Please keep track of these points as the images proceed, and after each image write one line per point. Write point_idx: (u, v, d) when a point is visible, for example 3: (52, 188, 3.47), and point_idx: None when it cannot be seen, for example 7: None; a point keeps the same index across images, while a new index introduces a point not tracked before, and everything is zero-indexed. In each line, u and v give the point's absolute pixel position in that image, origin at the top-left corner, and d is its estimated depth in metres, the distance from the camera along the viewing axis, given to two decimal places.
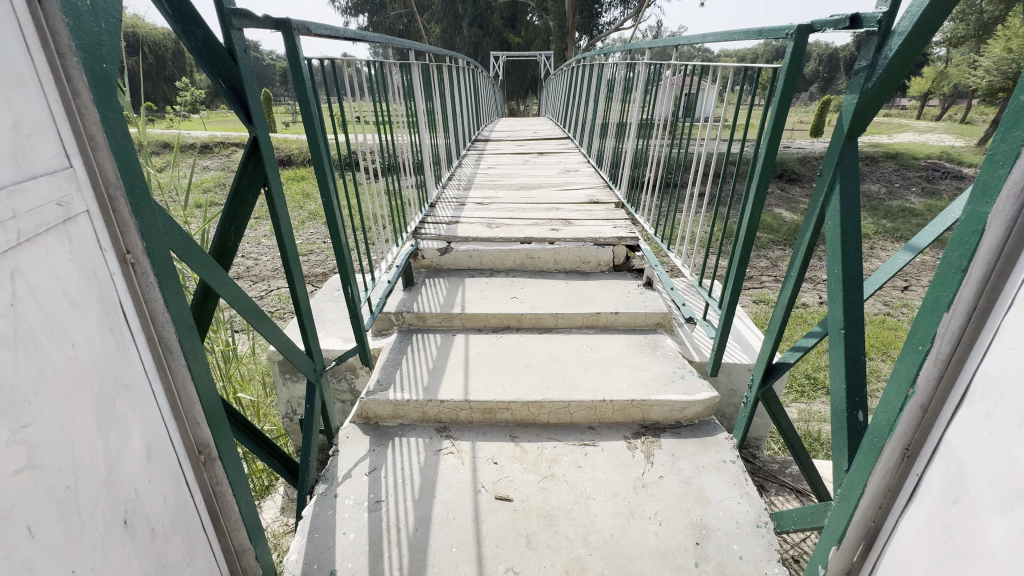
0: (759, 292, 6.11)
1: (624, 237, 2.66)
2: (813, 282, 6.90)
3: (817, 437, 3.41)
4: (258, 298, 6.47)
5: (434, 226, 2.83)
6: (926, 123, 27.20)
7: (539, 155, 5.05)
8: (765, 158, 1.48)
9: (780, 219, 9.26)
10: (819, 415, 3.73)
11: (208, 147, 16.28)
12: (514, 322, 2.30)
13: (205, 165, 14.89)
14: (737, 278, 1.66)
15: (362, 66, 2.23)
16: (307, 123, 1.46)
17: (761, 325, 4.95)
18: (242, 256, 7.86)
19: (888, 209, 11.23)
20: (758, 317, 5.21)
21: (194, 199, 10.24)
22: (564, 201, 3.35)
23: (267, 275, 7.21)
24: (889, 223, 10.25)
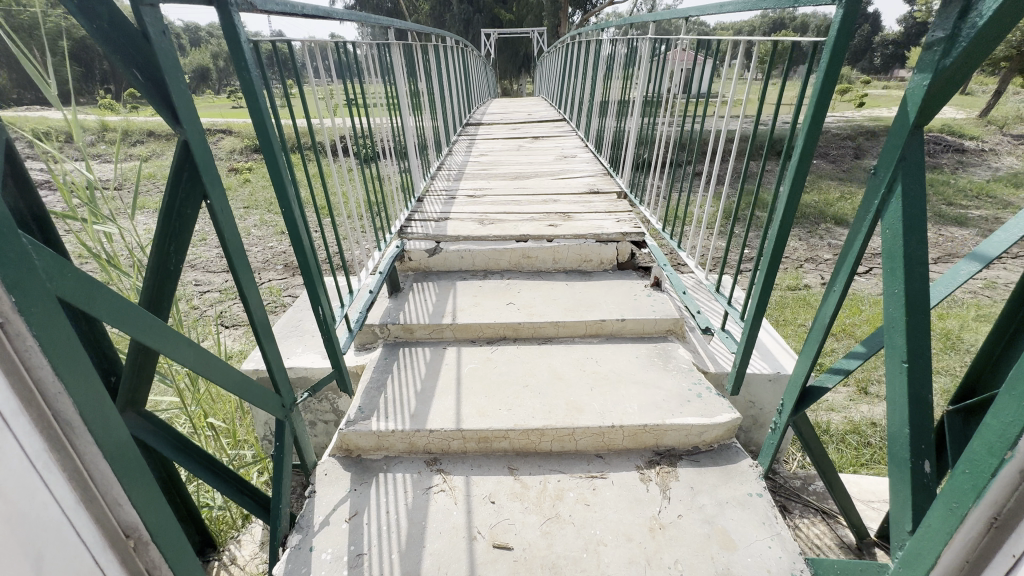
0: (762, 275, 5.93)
1: (628, 233, 2.44)
2: (815, 262, 6.75)
3: (827, 429, 3.28)
4: None
5: (421, 224, 2.60)
6: (925, 95, 26.78)
7: (534, 140, 4.78)
8: (801, 151, 1.26)
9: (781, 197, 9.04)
10: (827, 405, 3.59)
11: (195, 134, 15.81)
12: (510, 332, 2.09)
13: None
14: (765, 287, 1.45)
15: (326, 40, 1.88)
16: (258, 122, 1.23)
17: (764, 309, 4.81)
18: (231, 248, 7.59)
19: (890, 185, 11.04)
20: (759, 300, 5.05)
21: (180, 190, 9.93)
22: (561, 192, 3.11)
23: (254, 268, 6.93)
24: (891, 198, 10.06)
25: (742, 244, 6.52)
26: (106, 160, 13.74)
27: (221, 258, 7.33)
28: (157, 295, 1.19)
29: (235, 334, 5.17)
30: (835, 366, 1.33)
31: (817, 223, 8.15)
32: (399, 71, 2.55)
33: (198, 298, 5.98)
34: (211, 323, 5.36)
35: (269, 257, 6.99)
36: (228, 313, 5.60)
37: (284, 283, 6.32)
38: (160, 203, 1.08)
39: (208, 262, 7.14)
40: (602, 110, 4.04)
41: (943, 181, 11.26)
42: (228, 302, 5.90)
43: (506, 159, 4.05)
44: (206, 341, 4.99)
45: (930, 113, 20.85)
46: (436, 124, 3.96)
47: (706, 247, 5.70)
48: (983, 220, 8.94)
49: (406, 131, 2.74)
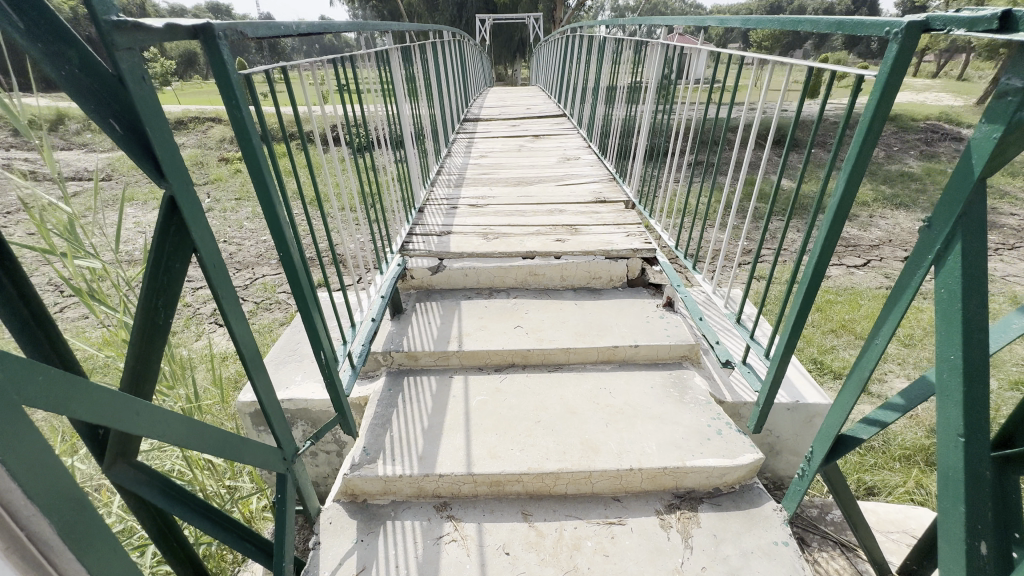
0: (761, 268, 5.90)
1: (639, 250, 2.35)
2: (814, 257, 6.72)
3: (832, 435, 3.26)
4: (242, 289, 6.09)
5: (423, 240, 2.50)
6: (921, 81, 26.66)
7: (534, 138, 4.66)
8: (842, 191, 1.16)
9: (780, 187, 8.99)
10: None
11: (183, 122, 15.44)
12: (519, 359, 2.01)
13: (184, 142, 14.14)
14: (796, 326, 1.38)
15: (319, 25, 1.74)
16: (250, 160, 1.11)
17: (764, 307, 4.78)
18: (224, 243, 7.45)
19: (886, 173, 11.03)
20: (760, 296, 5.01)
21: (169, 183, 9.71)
22: (567, 200, 3.02)
23: (249, 263, 6.80)
24: (889, 189, 10.01)
25: (740, 238, 6.49)
26: (94, 148, 13.41)
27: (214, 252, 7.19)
28: (147, 348, 1.10)
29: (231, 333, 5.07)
30: (870, 417, 1.26)
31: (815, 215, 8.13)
32: (392, 56, 2.42)
33: (192, 295, 5.86)
34: (206, 322, 5.26)
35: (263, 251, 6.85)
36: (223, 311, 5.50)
37: (280, 279, 6.21)
38: (145, 259, 0.98)
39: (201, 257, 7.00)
40: (608, 97, 3.83)
41: (938, 171, 11.29)
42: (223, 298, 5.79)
43: (508, 161, 3.94)
44: (202, 341, 4.89)
45: (925, 101, 20.86)
46: (435, 123, 3.87)
47: (706, 242, 5.64)
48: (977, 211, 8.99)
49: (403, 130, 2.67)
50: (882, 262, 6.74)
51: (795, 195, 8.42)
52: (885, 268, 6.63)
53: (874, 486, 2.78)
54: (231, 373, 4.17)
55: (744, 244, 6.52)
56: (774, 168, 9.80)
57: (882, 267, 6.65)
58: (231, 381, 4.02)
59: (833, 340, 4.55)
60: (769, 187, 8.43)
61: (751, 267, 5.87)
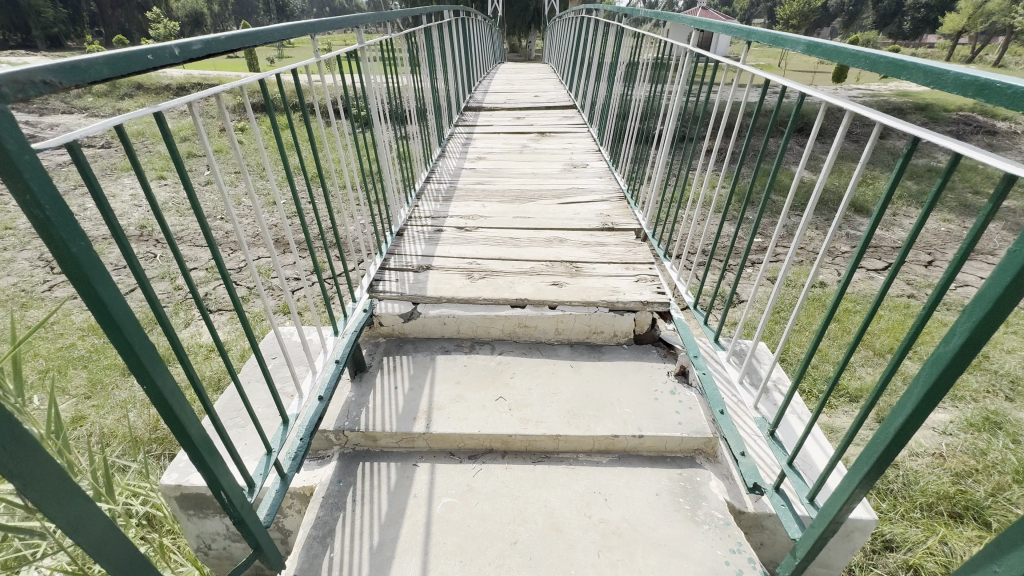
0: (777, 270, 5.50)
1: (650, 303, 1.98)
2: (833, 259, 6.32)
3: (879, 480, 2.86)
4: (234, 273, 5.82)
5: (397, 277, 2.13)
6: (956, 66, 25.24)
7: (540, 136, 4.24)
8: (967, 339, 0.77)
9: (801, 178, 8.47)
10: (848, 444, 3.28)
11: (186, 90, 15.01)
12: (499, 444, 1.67)
13: (184, 110, 13.66)
14: (860, 487, 1.01)
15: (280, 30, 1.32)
16: (78, 282, 0.74)
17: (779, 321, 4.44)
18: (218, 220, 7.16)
19: (913, 164, 10.43)
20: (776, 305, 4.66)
21: (166, 154, 9.40)
22: (568, 223, 2.63)
23: (244, 243, 6.53)
24: (915, 183, 9.45)
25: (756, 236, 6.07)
26: (95, 112, 13.04)
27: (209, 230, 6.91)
28: None
29: (219, 322, 4.82)
30: None
31: (836, 211, 7.65)
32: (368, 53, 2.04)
33: (183, 277, 5.62)
34: (195, 309, 5.03)
35: (257, 231, 6.54)
36: (214, 296, 5.26)
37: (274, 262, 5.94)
38: None
39: (195, 234, 6.72)
40: (627, 74, 3.33)
41: (969, 163, 10.67)
42: (214, 282, 5.53)
43: (507, 165, 3.54)
44: (188, 331, 4.67)
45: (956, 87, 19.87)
46: (428, 115, 3.51)
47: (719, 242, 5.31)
48: (1008, 212, 8.48)
49: (386, 111, 2.72)
50: (905, 267, 6.33)
51: (817, 188, 7.91)
52: (908, 272, 6.21)
53: (892, 540, 2.22)
54: (213, 372, 3.93)
55: (758, 241, 6.10)
56: (795, 156, 9.23)
57: (904, 271, 6.23)
58: (213, 382, 3.78)
59: (849, 356, 4.19)
60: (788, 179, 7.97)
61: (765, 267, 5.47)
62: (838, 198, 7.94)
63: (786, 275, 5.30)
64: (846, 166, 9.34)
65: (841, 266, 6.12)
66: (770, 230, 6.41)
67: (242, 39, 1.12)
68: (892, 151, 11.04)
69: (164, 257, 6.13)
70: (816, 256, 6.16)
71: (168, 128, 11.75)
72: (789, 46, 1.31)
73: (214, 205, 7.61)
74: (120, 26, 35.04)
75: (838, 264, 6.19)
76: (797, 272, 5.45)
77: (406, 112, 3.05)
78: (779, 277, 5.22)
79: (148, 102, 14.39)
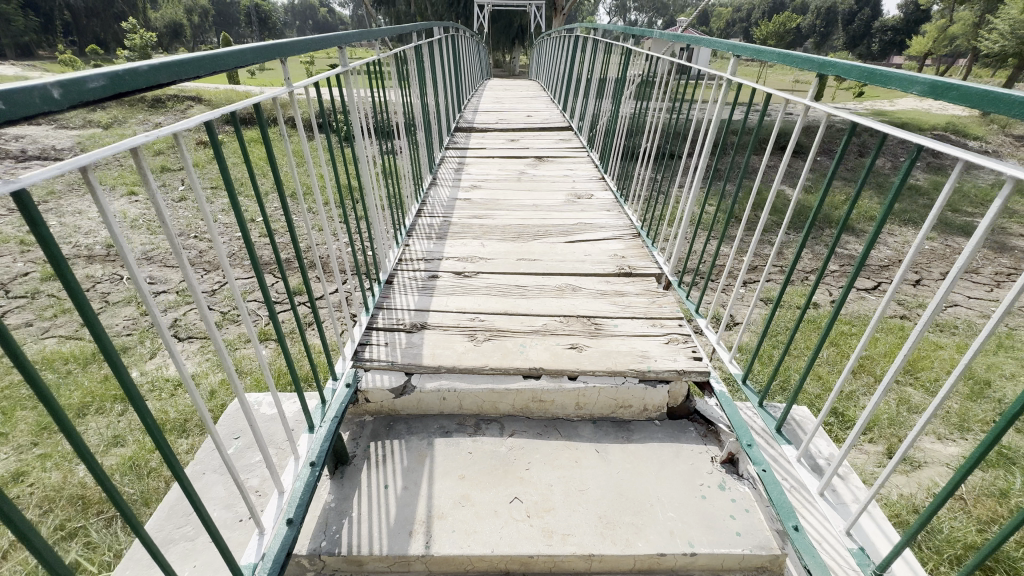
0: (775, 293, 5.33)
1: (687, 373, 1.68)
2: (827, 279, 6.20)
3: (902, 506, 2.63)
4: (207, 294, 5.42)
5: (387, 340, 1.80)
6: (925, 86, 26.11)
7: (537, 161, 3.99)
8: None
9: (788, 195, 8.41)
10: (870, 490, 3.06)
11: (161, 100, 14.52)
12: (516, 567, 1.34)
13: (158, 122, 13.18)
14: None
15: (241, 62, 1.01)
16: None
17: (786, 352, 4.24)
18: (190, 238, 6.74)
19: (893, 182, 10.48)
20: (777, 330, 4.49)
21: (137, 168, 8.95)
22: (580, 266, 2.34)
23: (219, 264, 6.14)
24: (899, 201, 9.51)
25: (754, 257, 5.91)
26: (64, 122, 12.48)
27: (182, 249, 6.50)
28: None
29: (188, 352, 4.42)
30: None
31: (825, 229, 7.55)
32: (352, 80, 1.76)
33: (150, 301, 5.20)
34: (161, 336, 4.61)
35: (232, 252, 6.13)
36: (183, 323, 4.85)
37: (249, 284, 5.54)
38: None
39: (166, 255, 6.30)
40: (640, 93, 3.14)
41: (947, 181, 10.81)
42: (183, 307, 5.13)
43: (505, 195, 3.26)
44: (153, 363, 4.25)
45: (926, 105, 20.40)
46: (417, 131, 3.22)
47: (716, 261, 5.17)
48: (988, 229, 8.54)
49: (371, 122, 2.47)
50: (897, 286, 6.28)
51: (806, 206, 7.84)
52: (899, 292, 6.09)
53: None
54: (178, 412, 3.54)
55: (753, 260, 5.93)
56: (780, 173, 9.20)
57: (895, 291, 6.11)
58: (176, 425, 3.37)
59: (851, 384, 4.01)
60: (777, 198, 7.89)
61: (763, 289, 5.29)
62: (825, 216, 7.87)
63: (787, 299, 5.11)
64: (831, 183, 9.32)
65: (834, 286, 5.98)
66: (765, 249, 6.26)
67: (175, 71, 0.82)
68: (873, 168, 11.09)
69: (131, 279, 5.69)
70: (809, 276, 6.04)
71: (142, 140, 11.29)
72: (888, 85, 1.06)
73: (187, 222, 7.18)
74: (95, 36, 34.21)
75: (831, 284, 6.05)
76: (798, 296, 5.28)
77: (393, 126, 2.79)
78: (777, 299, 5.05)
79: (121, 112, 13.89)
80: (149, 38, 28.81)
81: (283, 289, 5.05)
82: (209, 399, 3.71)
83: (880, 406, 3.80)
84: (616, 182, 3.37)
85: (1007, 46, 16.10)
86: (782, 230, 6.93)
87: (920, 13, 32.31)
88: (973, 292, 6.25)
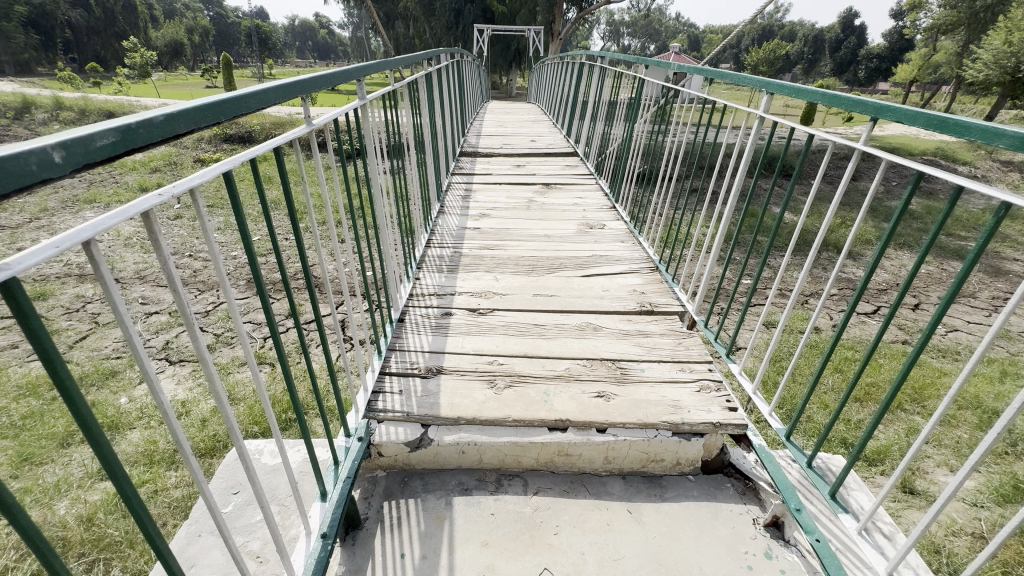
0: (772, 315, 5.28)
1: (723, 424, 1.58)
2: (829, 302, 6.16)
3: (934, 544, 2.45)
4: (202, 315, 5.27)
5: (401, 387, 1.69)
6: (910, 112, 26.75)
7: (544, 187, 3.95)
8: None
9: (783, 217, 8.42)
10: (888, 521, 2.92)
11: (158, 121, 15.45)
12: None
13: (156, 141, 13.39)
14: None
15: (260, 97, 0.94)
16: None
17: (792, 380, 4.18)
18: (185, 257, 6.62)
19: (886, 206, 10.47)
20: (777, 351, 4.49)
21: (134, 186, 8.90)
22: (600, 303, 2.25)
23: (214, 283, 6.00)
24: (896, 224, 9.56)
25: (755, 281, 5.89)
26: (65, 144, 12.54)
27: (177, 268, 6.38)
28: None
29: (179, 376, 4.25)
30: None
31: (822, 252, 7.51)
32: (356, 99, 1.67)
33: (142, 322, 5.04)
34: (153, 359, 4.45)
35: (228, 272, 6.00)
36: (177, 344, 4.70)
37: (244, 306, 5.40)
38: None
39: (161, 273, 6.18)
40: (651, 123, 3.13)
41: (939, 205, 10.92)
42: (178, 328, 5.01)
43: (515, 224, 3.18)
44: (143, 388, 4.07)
45: (913, 131, 20.76)
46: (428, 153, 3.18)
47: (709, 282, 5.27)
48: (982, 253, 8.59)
49: (383, 142, 2.42)
50: (895, 308, 6.26)
51: (804, 230, 7.83)
52: (898, 316, 6.02)
53: None
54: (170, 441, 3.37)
55: (754, 282, 5.87)
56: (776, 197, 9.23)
57: (895, 315, 6.04)
58: (165, 456, 3.20)
59: (859, 413, 3.93)
60: (775, 221, 7.94)
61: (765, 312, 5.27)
62: (822, 239, 7.84)
63: (791, 326, 5.03)
64: (827, 207, 9.33)
65: (833, 310, 5.90)
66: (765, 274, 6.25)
67: (195, 118, 0.73)
68: (866, 192, 11.11)
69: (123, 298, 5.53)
70: (808, 300, 5.99)
71: (137, 158, 11.22)
72: (964, 134, 1.02)
73: (181, 240, 7.05)
74: (96, 53, 34.44)
75: (831, 307, 5.97)
76: (803, 321, 5.23)
77: (402, 145, 2.76)
78: (779, 322, 5.00)
79: None
80: (148, 56, 29.00)
81: (278, 312, 4.91)
82: (200, 427, 3.54)
83: (890, 437, 3.68)
84: (630, 206, 3.31)
85: (991, 75, 16.42)
86: (783, 253, 6.92)
87: (905, 41, 33.07)
88: (972, 317, 6.18)
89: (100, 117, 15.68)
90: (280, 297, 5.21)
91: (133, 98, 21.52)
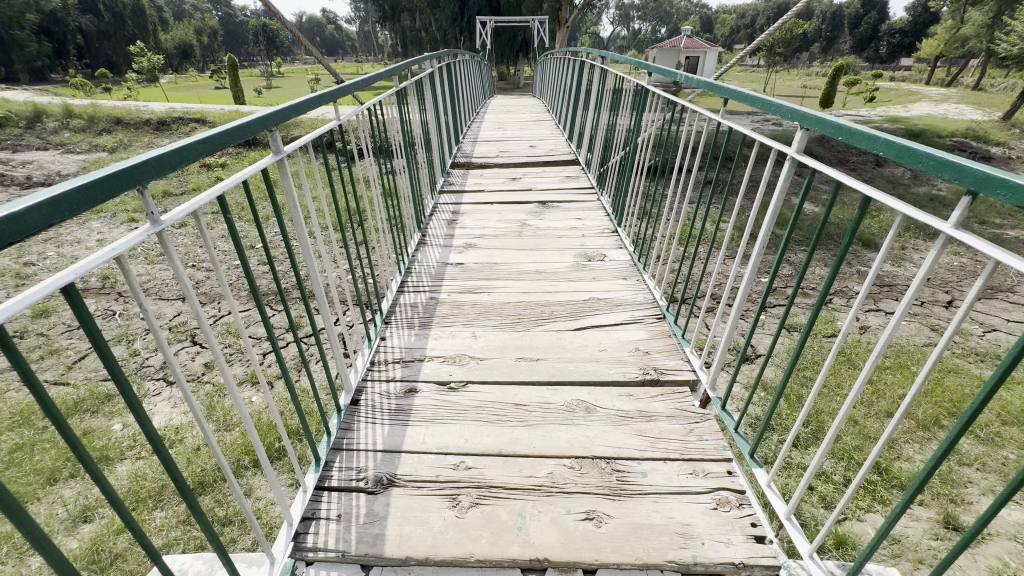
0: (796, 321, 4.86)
1: (745, 566, 1.22)
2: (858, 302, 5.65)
3: None
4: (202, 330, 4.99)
5: (342, 509, 1.36)
6: (933, 91, 25.52)
7: (542, 206, 3.59)
8: None
9: (802, 212, 7.91)
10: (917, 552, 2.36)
11: (165, 126, 15.60)
12: None
13: (163, 149, 13.39)
14: None
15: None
16: None
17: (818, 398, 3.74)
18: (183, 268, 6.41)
19: (914, 193, 9.81)
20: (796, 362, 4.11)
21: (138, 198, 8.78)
22: (595, 370, 1.89)
23: (213, 296, 5.74)
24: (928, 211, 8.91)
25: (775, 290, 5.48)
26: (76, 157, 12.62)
27: (179, 279, 6.14)
28: None
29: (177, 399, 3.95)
30: None
31: (846, 245, 6.93)
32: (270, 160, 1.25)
33: (141, 339, 4.80)
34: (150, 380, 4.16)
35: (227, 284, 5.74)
36: (175, 362, 4.45)
37: (243, 319, 5.13)
38: None
39: (161, 285, 5.99)
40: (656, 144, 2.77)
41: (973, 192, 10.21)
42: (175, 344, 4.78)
43: (502, 256, 2.83)
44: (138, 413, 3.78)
45: (940, 112, 19.74)
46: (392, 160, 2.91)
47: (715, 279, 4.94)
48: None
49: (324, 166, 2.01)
50: (924, 305, 5.75)
51: (825, 223, 7.27)
52: (932, 316, 5.45)
53: None
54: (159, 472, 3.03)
55: (766, 282, 5.62)
56: (793, 189, 8.66)
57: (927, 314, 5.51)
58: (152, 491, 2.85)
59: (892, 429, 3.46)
60: (796, 217, 7.45)
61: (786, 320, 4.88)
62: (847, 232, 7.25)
63: (817, 331, 4.61)
64: (849, 197, 8.70)
65: (860, 310, 5.39)
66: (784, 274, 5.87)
67: None
68: (889, 180, 10.38)
69: (124, 314, 5.29)
70: (832, 300, 5.49)
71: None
72: None
73: (184, 250, 6.86)
74: (109, 60, 34.88)
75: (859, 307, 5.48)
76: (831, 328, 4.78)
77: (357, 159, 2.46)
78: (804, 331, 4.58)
79: (129, 143, 14.33)
80: (158, 61, 29.15)
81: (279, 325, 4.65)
82: (186, 462, 3.14)
83: (927, 459, 3.12)
84: (640, 200, 2.91)
85: (1023, 47, 15.25)
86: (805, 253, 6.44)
87: (928, 15, 31.48)
88: (1013, 315, 5.54)
89: (109, 124, 15.75)
90: (276, 308, 4.97)
91: (147, 104, 21.66)
